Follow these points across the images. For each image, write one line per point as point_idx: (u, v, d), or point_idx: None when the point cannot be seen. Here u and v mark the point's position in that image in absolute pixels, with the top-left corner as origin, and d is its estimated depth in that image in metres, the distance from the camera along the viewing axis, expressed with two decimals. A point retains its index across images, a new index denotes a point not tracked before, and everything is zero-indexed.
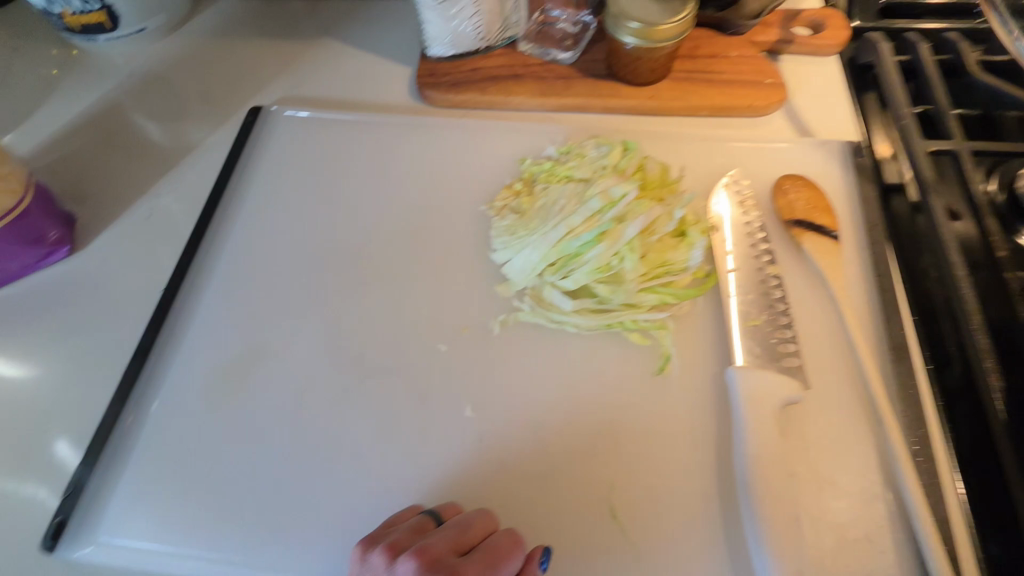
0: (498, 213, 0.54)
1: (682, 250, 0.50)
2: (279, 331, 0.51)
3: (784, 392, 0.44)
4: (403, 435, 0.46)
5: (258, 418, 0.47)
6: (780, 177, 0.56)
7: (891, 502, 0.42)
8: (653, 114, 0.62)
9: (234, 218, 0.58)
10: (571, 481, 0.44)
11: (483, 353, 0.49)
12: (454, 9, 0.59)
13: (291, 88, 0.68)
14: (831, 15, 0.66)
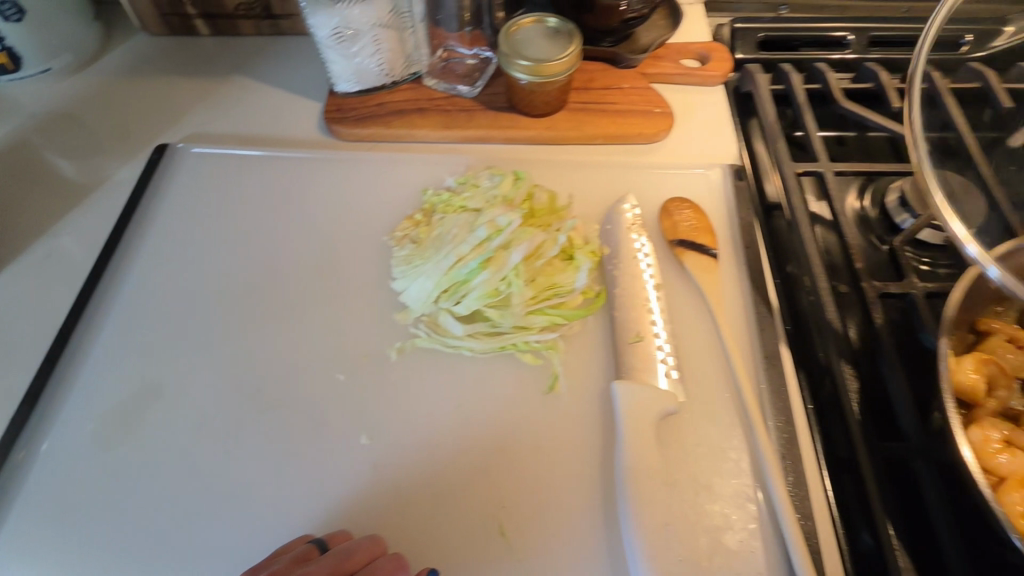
0: (399, 243, 0.56)
1: (570, 273, 0.52)
2: (177, 368, 0.51)
3: (662, 404, 0.47)
4: (297, 466, 0.46)
5: (150, 458, 0.47)
6: (666, 201, 0.59)
7: (761, 503, 0.45)
8: (551, 143, 0.66)
9: (135, 255, 0.58)
10: (463, 502, 0.45)
11: (381, 381, 0.50)
12: (354, 47, 0.61)
13: (200, 124, 0.69)
14: (715, 48, 0.71)
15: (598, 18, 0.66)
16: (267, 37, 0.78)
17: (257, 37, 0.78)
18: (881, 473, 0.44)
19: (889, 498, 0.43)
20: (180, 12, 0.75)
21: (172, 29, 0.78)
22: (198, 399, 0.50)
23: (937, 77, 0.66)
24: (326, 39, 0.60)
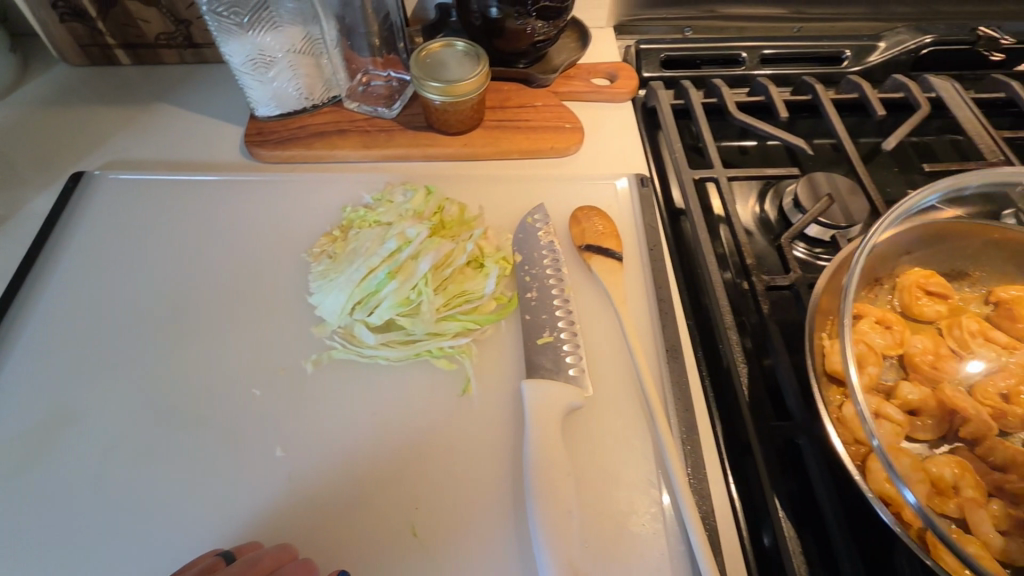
0: (316, 259, 0.57)
1: (479, 279, 0.56)
2: (88, 393, 0.51)
3: (567, 399, 0.49)
4: (211, 482, 0.46)
5: (57, 485, 0.46)
6: (575, 210, 0.63)
7: (664, 487, 0.47)
8: (469, 159, 0.69)
9: (48, 282, 0.58)
10: (377, 506, 0.46)
11: (298, 393, 0.51)
12: (271, 73, 0.63)
13: (119, 152, 0.69)
14: (623, 67, 0.76)
15: (508, 42, 0.69)
16: (191, 66, 0.79)
17: (181, 65, 0.79)
18: (769, 451, 0.47)
19: (777, 474, 0.46)
20: (99, 42, 0.75)
21: (93, 59, 0.78)
22: (109, 422, 0.49)
23: (819, 88, 0.73)
24: (241, 66, 0.62)
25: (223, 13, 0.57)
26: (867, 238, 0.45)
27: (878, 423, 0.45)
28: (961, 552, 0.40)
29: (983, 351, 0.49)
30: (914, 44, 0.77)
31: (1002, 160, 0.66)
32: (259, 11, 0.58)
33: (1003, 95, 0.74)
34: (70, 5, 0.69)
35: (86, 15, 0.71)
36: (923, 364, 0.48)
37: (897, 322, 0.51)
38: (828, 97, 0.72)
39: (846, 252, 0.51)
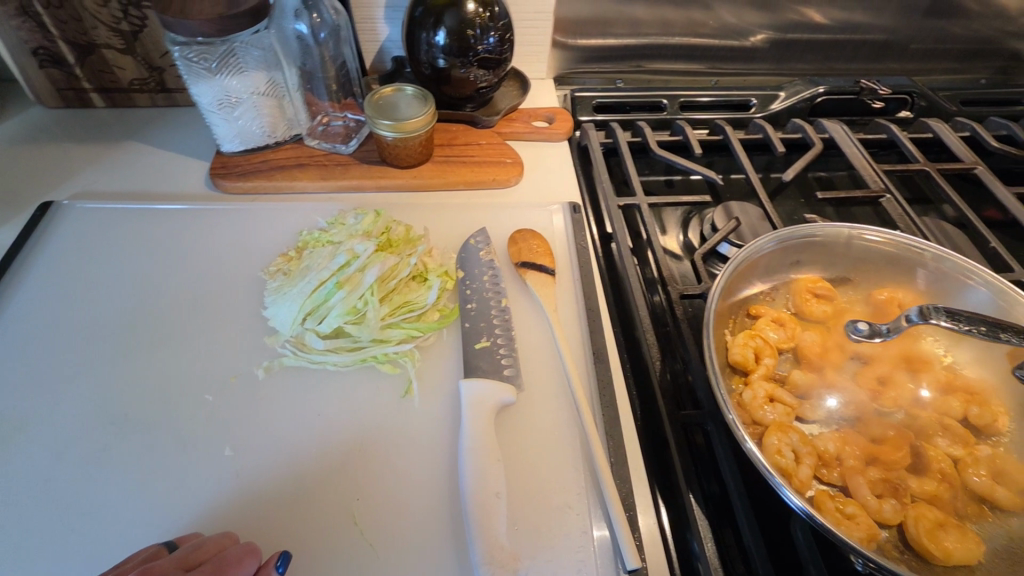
0: (271, 276, 0.62)
1: (422, 291, 0.61)
2: (42, 403, 0.53)
3: (500, 395, 0.54)
4: (159, 480, 0.49)
5: (4, 488, 0.48)
6: (514, 232, 0.69)
7: (589, 476, 0.51)
8: (420, 190, 0.75)
9: (10, 301, 0.61)
10: (319, 500, 0.49)
11: (247, 398, 0.54)
12: (236, 112, 0.70)
13: (88, 184, 0.74)
14: (559, 112, 0.85)
15: (454, 88, 0.79)
16: (163, 108, 0.85)
17: (154, 108, 0.85)
18: (679, 436, 0.52)
19: (686, 457, 0.51)
20: (75, 86, 0.81)
21: (68, 102, 0.84)
22: (60, 430, 0.52)
23: (729, 130, 0.83)
24: (208, 105, 0.69)
25: (193, 58, 0.64)
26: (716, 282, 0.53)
27: (772, 406, 0.51)
28: (841, 512, 0.44)
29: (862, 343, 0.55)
30: (810, 93, 0.88)
31: (883, 189, 0.76)
32: (226, 58, 0.65)
33: (886, 136, 0.85)
34: (49, 52, 0.76)
35: (65, 61, 0.78)
36: (810, 355, 0.55)
37: (788, 323, 0.57)
38: (735, 138, 0.81)
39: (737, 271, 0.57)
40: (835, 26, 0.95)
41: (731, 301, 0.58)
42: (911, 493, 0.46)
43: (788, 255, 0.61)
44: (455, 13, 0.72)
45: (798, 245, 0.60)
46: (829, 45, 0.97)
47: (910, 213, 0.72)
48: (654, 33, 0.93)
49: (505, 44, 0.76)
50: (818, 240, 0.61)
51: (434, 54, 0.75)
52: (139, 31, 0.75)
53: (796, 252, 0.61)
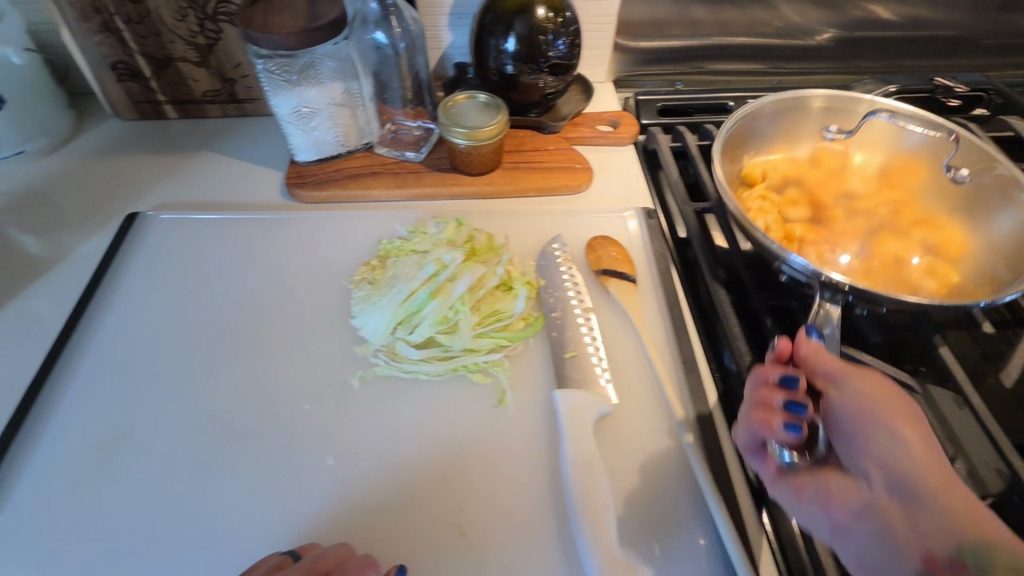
0: (357, 285, 0.62)
1: (509, 300, 0.60)
2: (147, 413, 0.55)
3: (597, 406, 0.53)
4: (267, 488, 0.50)
5: (121, 497, 0.50)
6: (591, 239, 0.69)
7: (691, 487, 0.51)
8: (491, 197, 0.75)
9: (107, 312, 0.62)
10: (425, 510, 0.49)
11: (345, 407, 0.55)
12: (313, 123, 0.71)
13: (169, 196, 0.76)
14: (624, 116, 0.85)
15: (522, 94, 0.78)
16: (233, 118, 0.87)
17: (224, 118, 0.86)
18: None
19: None
20: (151, 98, 0.83)
21: (143, 114, 0.85)
22: (166, 439, 0.53)
23: None
24: (287, 116, 0.69)
25: (275, 72, 0.64)
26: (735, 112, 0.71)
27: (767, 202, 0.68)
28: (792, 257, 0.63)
29: (849, 182, 0.72)
30: (881, 92, 0.86)
31: None
32: (305, 70, 0.65)
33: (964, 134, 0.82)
34: (128, 66, 0.78)
35: (142, 75, 0.80)
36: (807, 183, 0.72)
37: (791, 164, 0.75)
38: None
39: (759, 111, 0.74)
40: (903, 23, 0.93)
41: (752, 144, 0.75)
42: (858, 262, 0.63)
43: (809, 119, 0.76)
44: (526, 19, 0.72)
45: (817, 110, 0.75)
46: (897, 42, 0.95)
47: None
48: (717, 34, 0.92)
49: (575, 49, 0.75)
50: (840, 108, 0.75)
51: (504, 61, 0.75)
52: (214, 44, 0.77)
53: (816, 115, 0.75)
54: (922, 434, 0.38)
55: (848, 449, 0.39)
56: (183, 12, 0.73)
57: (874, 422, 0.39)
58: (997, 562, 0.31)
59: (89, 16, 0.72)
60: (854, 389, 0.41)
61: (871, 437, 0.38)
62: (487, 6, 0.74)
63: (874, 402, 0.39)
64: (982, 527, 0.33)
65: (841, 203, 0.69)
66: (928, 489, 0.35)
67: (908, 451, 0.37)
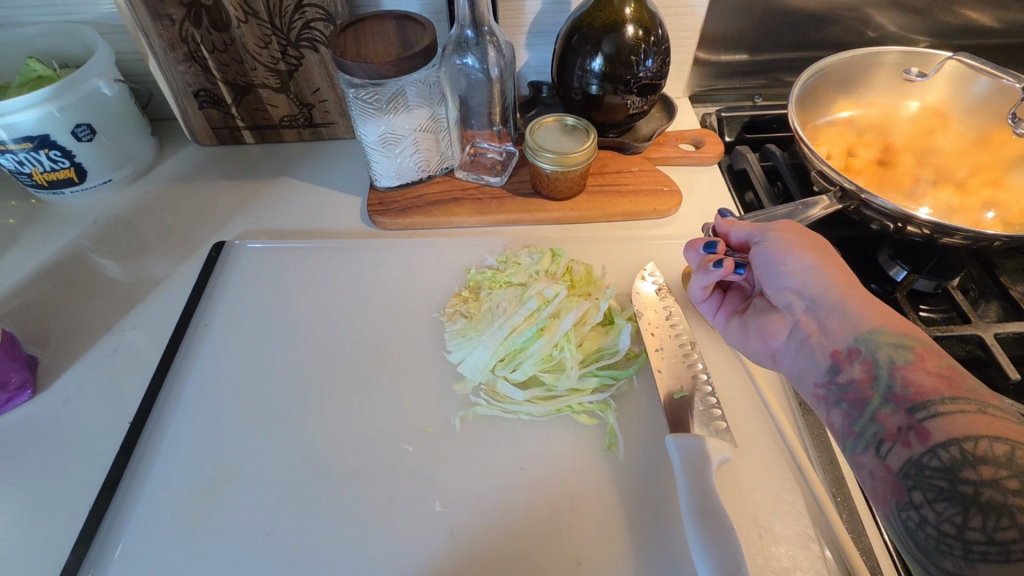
0: (450, 318, 0.61)
1: (612, 336, 0.58)
2: (249, 454, 0.54)
3: (715, 453, 0.49)
4: (376, 536, 0.48)
5: (230, 540, 0.49)
6: (687, 267, 0.66)
7: (824, 545, 0.47)
8: (576, 223, 0.73)
9: (202, 346, 0.62)
10: (543, 563, 0.47)
11: (448, 448, 0.53)
12: (397, 149, 0.70)
13: (253, 223, 0.76)
14: (708, 134, 0.80)
15: (605, 114, 0.76)
16: (309, 143, 0.87)
17: (300, 142, 0.86)
18: None
19: None
20: (229, 124, 0.83)
21: (221, 140, 0.86)
22: (270, 481, 0.52)
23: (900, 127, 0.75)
24: (372, 143, 0.68)
25: (367, 100, 0.63)
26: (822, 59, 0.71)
27: (838, 146, 0.71)
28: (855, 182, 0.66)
29: (930, 139, 0.71)
30: None
31: None
32: (394, 99, 0.64)
33: None
34: (210, 94, 0.79)
35: (223, 102, 0.80)
36: (883, 136, 0.73)
37: (874, 119, 0.75)
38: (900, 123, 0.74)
39: (846, 59, 0.72)
40: (1007, 30, 0.87)
41: (834, 90, 0.74)
42: (921, 203, 0.65)
43: (893, 70, 0.73)
44: (614, 38, 0.69)
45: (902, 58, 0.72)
46: (998, 49, 0.89)
47: None
48: (803, 45, 0.87)
49: (664, 67, 0.72)
50: (953, 69, 0.71)
51: (588, 80, 0.72)
52: (295, 70, 0.76)
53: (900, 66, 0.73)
54: (832, 261, 0.48)
55: (773, 280, 0.50)
56: (267, 39, 0.73)
57: (789, 255, 0.49)
58: (881, 342, 0.43)
59: (176, 46, 0.72)
60: (776, 235, 0.50)
61: (785, 264, 0.49)
62: (575, 25, 0.71)
63: (791, 237, 0.49)
64: (875, 321, 0.44)
65: (917, 154, 0.70)
66: (834, 299, 0.46)
67: (818, 273, 0.47)
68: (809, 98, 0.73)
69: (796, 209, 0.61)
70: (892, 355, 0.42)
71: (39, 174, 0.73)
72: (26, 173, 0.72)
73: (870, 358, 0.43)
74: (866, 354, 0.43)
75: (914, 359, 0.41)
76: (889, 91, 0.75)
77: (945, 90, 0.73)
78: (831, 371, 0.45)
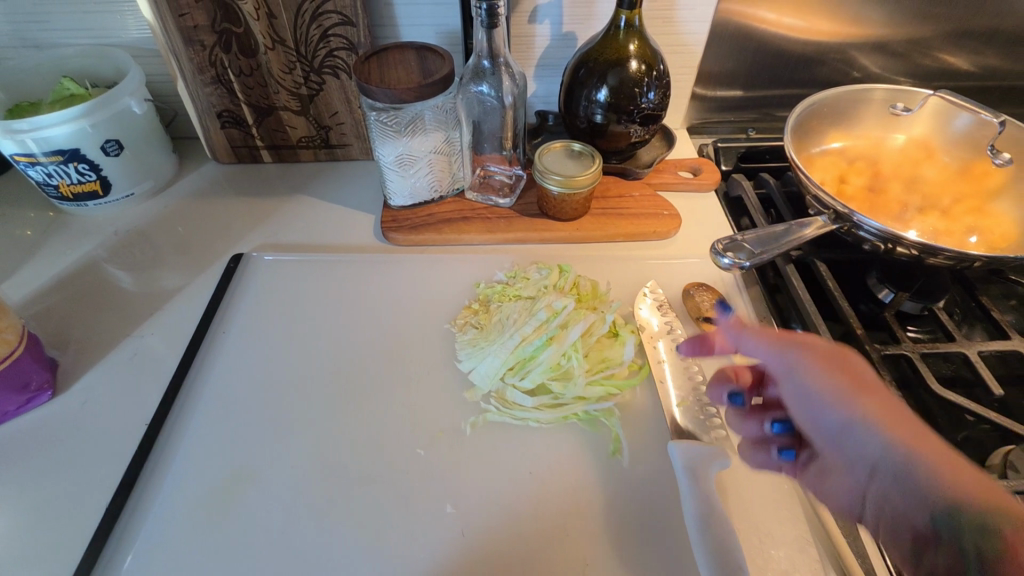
0: (460, 329, 0.63)
1: (617, 347, 0.60)
2: (266, 455, 0.55)
3: (717, 459, 0.51)
4: (387, 538, 0.50)
5: (246, 538, 0.50)
6: (686, 285, 0.69)
7: (820, 549, 0.49)
8: (580, 242, 0.76)
9: (220, 351, 0.64)
10: (552, 565, 0.48)
11: (459, 453, 0.55)
12: (412, 170, 0.73)
13: (268, 238, 0.78)
14: (705, 162, 0.85)
15: (609, 142, 0.80)
16: (324, 163, 0.90)
17: (315, 163, 0.90)
18: None
19: None
20: (249, 144, 0.87)
21: (239, 159, 0.89)
22: (285, 482, 0.53)
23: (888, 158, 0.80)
24: (389, 163, 0.72)
25: (386, 122, 0.67)
26: (815, 94, 0.75)
27: (831, 174, 0.76)
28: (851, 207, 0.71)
29: (916, 169, 0.77)
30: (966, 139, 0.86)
31: None
32: (412, 123, 0.68)
33: None
34: (233, 114, 0.83)
35: (244, 122, 0.84)
36: (873, 164, 0.78)
37: (864, 149, 0.80)
38: (887, 154, 0.80)
39: (837, 94, 0.77)
40: (982, 74, 0.93)
41: (827, 122, 0.79)
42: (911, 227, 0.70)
43: (878, 106, 0.78)
44: (619, 72, 0.74)
45: (887, 95, 0.78)
46: (974, 91, 0.96)
47: None
48: (793, 83, 0.93)
49: (666, 99, 0.77)
50: (935, 105, 0.77)
51: (594, 110, 0.77)
52: (315, 94, 0.81)
53: (886, 102, 0.78)
54: (889, 410, 0.42)
55: (823, 433, 0.45)
56: (291, 65, 0.77)
57: (833, 404, 0.44)
58: (965, 523, 0.35)
59: (204, 69, 0.76)
60: (809, 377, 0.45)
61: (828, 411, 0.44)
62: (582, 58, 0.76)
63: (834, 386, 0.44)
64: (956, 492, 0.36)
65: (904, 182, 0.75)
66: (900, 459, 0.40)
67: (858, 414, 0.42)
68: (804, 129, 0.78)
69: (791, 229, 0.63)
70: (978, 539, 0.34)
71: (65, 186, 0.76)
72: (53, 184, 0.75)
73: (934, 531, 0.37)
74: (949, 538, 0.35)
75: (1010, 551, 0.33)
76: (877, 124, 0.80)
77: (928, 124, 0.78)
78: (915, 555, 0.38)
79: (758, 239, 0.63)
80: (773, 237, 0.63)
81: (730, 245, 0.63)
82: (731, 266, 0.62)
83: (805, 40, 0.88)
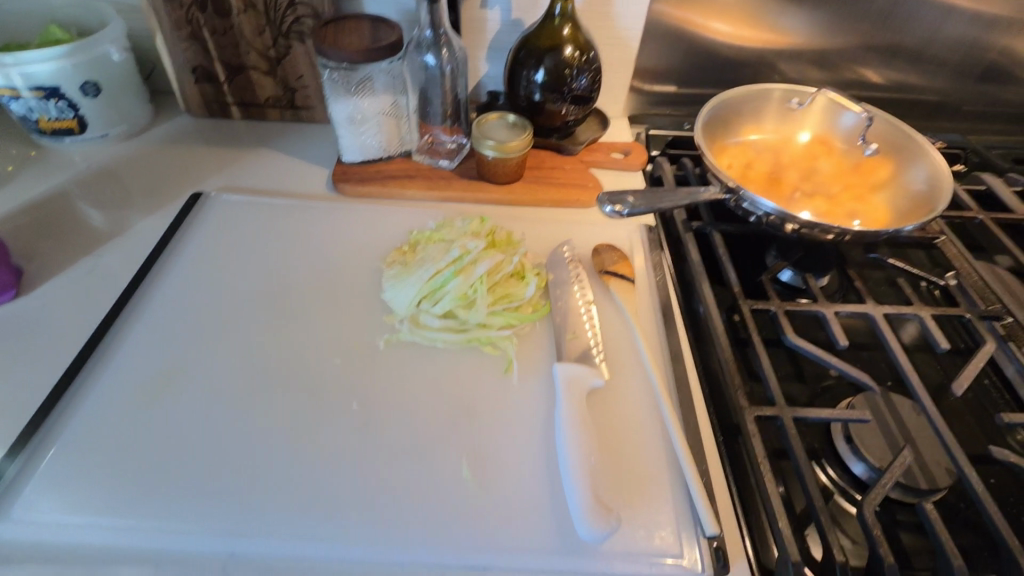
0: (389, 265, 0.71)
1: (521, 286, 0.69)
2: (201, 354, 0.63)
3: (591, 378, 0.61)
4: (297, 424, 0.57)
5: (173, 417, 0.57)
6: (596, 245, 0.78)
7: (668, 455, 0.58)
8: (511, 205, 0.84)
9: (171, 270, 0.71)
10: (436, 452, 0.56)
11: (371, 363, 0.63)
12: (362, 128, 0.82)
13: (228, 182, 0.86)
14: (635, 146, 0.94)
15: (545, 119, 0.89)
16: (289, 123, 0.98)
17: (280, 122, 0.98)
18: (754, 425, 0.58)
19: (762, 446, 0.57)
20: (220, 100, 0.95)
21: (210, 113, 0.97)
22: (215, 376, 0.61)
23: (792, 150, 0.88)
24: (341, 119, 0.80)
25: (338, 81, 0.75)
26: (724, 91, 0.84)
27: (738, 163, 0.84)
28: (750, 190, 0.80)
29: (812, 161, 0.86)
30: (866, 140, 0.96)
31: (940, 232, 0.84)
32: (362, 84, 0.76)
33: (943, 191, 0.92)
34: (206, 71, 0.90)
35: (216, 79, 0.92)
36: (777, 156, 0.87)
37: (770, 141, 0.89)
38: (791, 146, 0.89)
39: (744, 91, 0.86)
40: (892, 87, 1.04)
41: (738, 116, 0.88)
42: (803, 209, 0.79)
43: (782, 103, 0.88)
44: (554, 56, 0.83)
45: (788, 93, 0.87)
46: (887, 103, 1.06)
47: (961, 270, 0.79)
48: (723, 83, 1.03)
49: (596, 83, 0.86)
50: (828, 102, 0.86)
51: (533, 89, 0.86)
52: (283, 57, 0.89)
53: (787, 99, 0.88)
54: None
55: None
56: (261, 29, 0.85)
57: None
58: None
59: (181, 26, 0.84)
60: None
61: None
62: (523, 41, 0.85)
63: None
64: None
65: (801, 172, 0.85)
66: None
67: None
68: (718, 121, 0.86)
69: (684, 194, 0.73)
70: None
71: (43, 120, 0.83)
72: (33, 118, 0.83)
73: None
74: None
75: None
76: (782, 119, 0.89)
77: (824, 120, 0.88)
78: None
79: (645, 195, 0.72)
80: (659, 195, 0.72)
81: (615, 198, 0.72)
82: (613, 213, 0.71)
83: (732, 44, 0.97)
